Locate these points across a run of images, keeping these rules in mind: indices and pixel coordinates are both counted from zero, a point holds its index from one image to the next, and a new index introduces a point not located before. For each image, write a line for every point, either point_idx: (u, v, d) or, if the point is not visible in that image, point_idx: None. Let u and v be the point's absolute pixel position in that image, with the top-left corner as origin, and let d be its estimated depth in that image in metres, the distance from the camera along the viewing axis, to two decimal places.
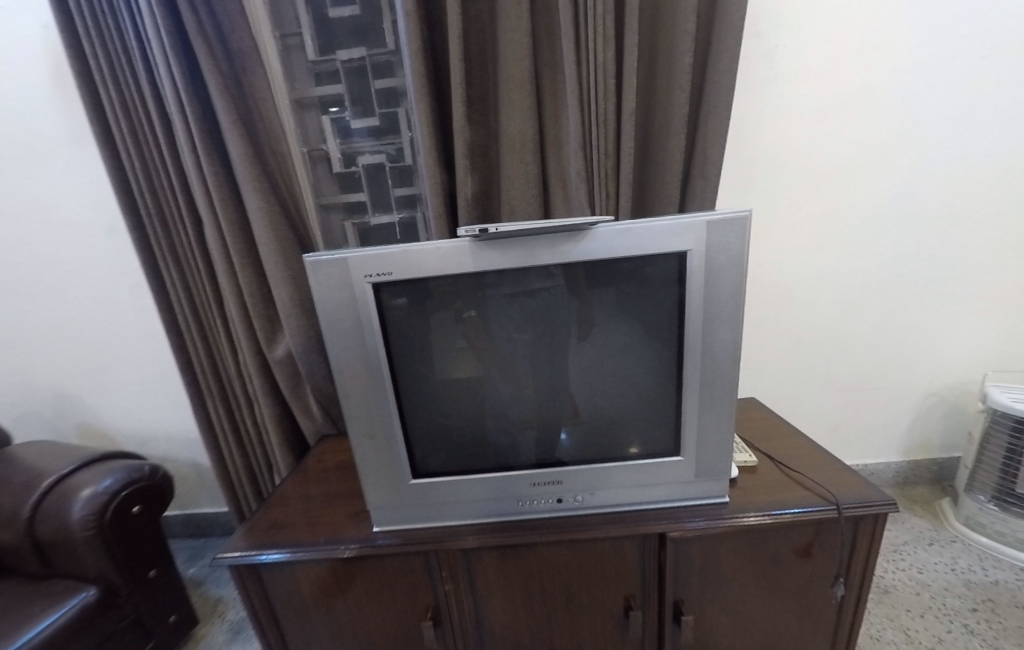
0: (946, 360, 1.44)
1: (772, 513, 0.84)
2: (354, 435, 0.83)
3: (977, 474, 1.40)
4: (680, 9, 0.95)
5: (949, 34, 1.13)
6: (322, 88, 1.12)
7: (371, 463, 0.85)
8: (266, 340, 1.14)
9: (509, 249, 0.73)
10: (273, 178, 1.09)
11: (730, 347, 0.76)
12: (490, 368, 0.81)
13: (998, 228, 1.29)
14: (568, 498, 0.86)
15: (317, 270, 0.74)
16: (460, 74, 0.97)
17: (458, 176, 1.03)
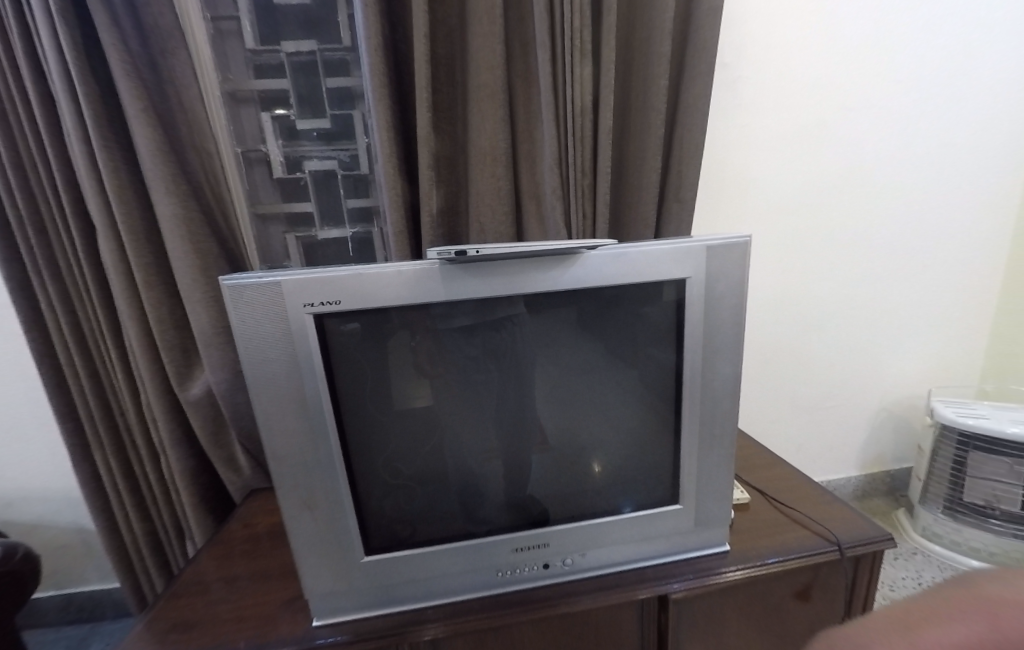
0: (892, 383, 1.51)
1: (776, 561, 0.77)
2: (287, 506, 0.67)
3: (929, 486, 1.42)
4: (655, 30, 0.92)
5: (886, 78, 1.21)
6: (261, 80, 1.01)
7: (311, 539, 0.68)
8: (177, 378, 0.94)
9: (488, 274, 0.63)
10: (193, 183, 0.92)
11: (731, 383, 0.71)
12: (461, 413, 0.70)
13: (929, 257, 1.39)
14: (554, 562, 0.75)
15: (241, 299, 0.59)
16: (425, 78, 0.87)
17: (423, 188, 0.92)
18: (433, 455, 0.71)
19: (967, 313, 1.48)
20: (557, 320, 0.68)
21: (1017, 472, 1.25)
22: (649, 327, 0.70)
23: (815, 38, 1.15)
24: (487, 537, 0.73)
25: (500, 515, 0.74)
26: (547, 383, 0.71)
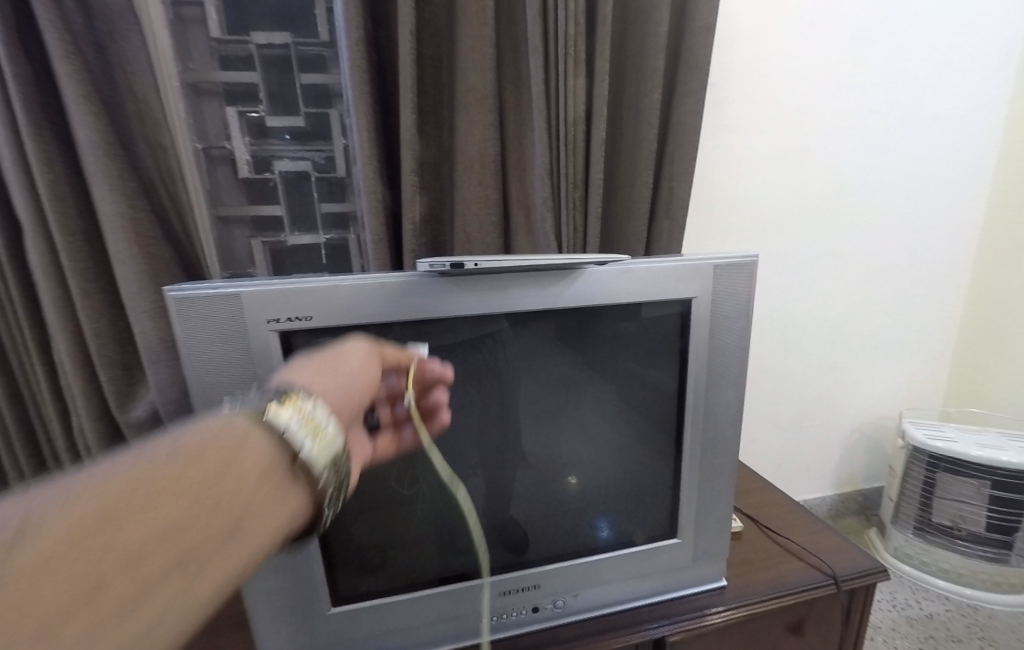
0: (867, 403, 1.54)
1: (773, 596, 0.76)
2: None
3: (901, 507, 1.42)
4: (650, 43, 0.90)
5: (864, 106, 1.24)
6: (227, 72, 0.93)
7: (269, 592, 0.61)
8: (117, 398, 0.83)
9: (487, 289, 0.60)
10: (143, 181, 0.83)
11: (733, 409, 0.71)
12: (444, 445, 0.65)
13: (901, 280, 1.43)
14: (545, 605, 0.72)
15: (190, 312, 0.51)
16: (410, 77, 0.82)
17: (405, 194, 0.86)
18: (401, 490, 0.65)
19: (934, 335, 1.52)
20: (533, 331, 0.64)
21: (983, 494, 1.26)
22: (635, 338, 0.68)
23: (799, 62, 1.17)
24: (473, 580, 0.68)
25: (476, 560, 0.69)
26: (529, 398, 0.67)
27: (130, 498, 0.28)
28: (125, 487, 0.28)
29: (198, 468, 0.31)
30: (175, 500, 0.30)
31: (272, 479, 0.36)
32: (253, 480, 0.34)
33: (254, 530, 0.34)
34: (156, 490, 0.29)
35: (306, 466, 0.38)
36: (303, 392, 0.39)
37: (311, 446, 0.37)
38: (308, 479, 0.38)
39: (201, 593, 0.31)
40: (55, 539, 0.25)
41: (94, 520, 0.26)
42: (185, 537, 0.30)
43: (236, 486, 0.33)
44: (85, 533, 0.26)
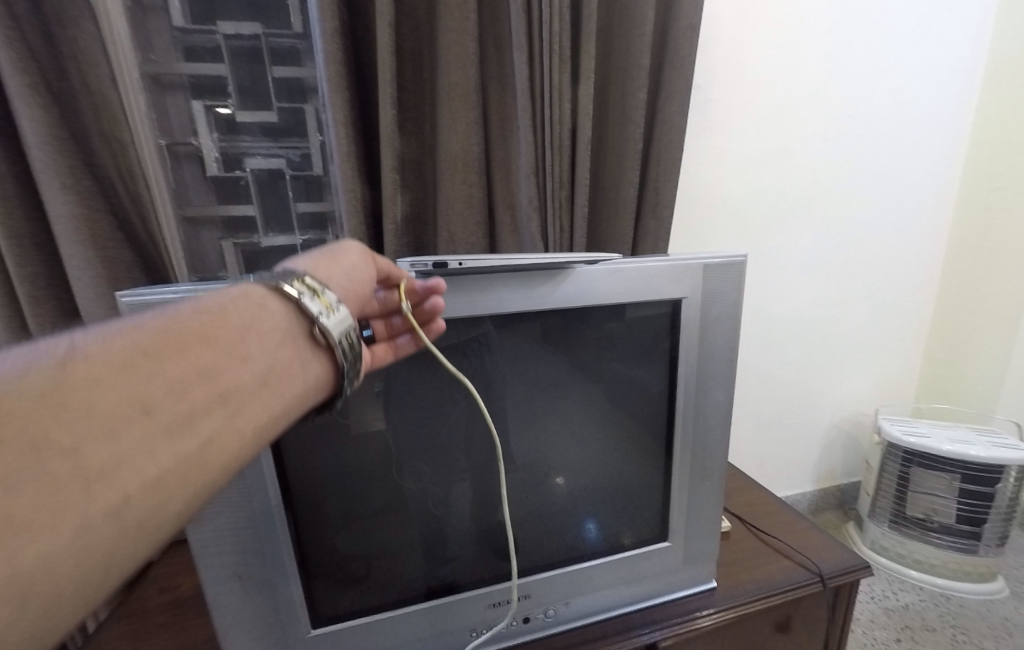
0: (846, 398, 1.57)
1: (762, 596, 0.76)
2: (212, 582, 0.56)
3: (877, 500, 1.45)
4: (636, 40, 0.89)
5: (843, 107, 1.26)
6: (193, 64, 0.88)
7: (244, 617, 0.58)
8: None
9: (473, 290, 0.58)
10: (101, 179, 0.78)
11: (723, 409, 0.71)
12: (429, 453, 0.63)
13: (878, 278, 1.46)
14: (535, 615, 0.70)
15: None
16: (390, 71, 0.79)
17: (386, 193, 0.83)
18: (383, 500, 0.62)
19: (909, 332, 1.56)
20: (520, 333, 0.63)
21: (953, 487, 1.29)
22: (622, 339, 0.67)
23: (781, 62, 1.17)
24: (462, 592, 0.67)
25: (463, 570, 0.67)
26: (516, 401, 0.65)
27: (167, 340, 0.32)
28: (161, 332, 0.32)
29: (225, 318, 0.36)
30: (205, 346, 0.34)
31: (290, 344, 0.40)
32: (271, 342, 0.39)
33: (281, 379, 0.38)
34: (187, 337, 0.33)
35: (321, 334, 0.42)
36: (306, 278, 0.43)
37: (327, 316, 0.42)
38: (325, 348, 0.43)
39: (242, 430, 0.35)
40: (110, 361, 0.29)
41: (140, 354, 0.30)
42: (220, 377, 0.34)
43: (256, 344, 0.37)
44: (134, 360, 0.30)
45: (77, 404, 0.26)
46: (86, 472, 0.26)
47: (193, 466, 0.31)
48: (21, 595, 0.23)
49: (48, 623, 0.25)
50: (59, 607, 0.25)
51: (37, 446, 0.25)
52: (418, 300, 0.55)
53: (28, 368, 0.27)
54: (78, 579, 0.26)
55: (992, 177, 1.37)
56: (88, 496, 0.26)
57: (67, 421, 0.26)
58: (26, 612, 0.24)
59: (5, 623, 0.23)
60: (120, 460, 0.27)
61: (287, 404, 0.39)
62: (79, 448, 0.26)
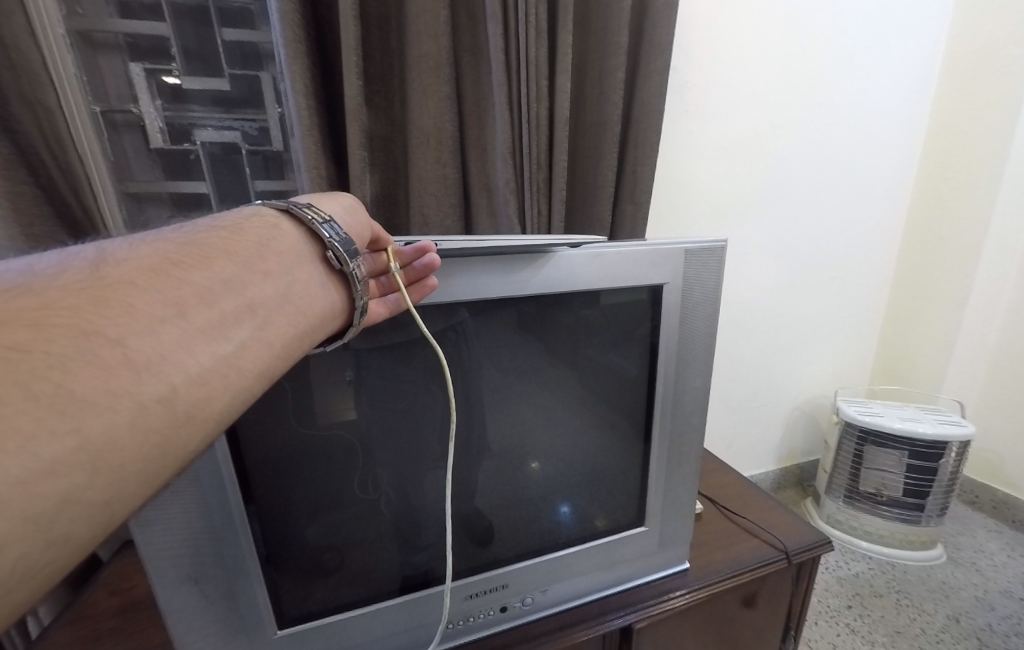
0: (809, 380, 1.63)
1: (731, 574, 0.79)
2: (168, 599, 0.52)
3: (834, 477, 1.53)
4: (615, 18, 0.86)
5: (811, 96, 1.28)
6: (129, 22, 0.80)
7: (203, 629, 0.55)
8: None
9: (449, 274, 0.55)
10: (20, 145, 0.69)
11: (700, 395, 0.71)
12: (405, 443, 0.61)
13: (839, 266, 1.51)
14: (513, 603, 0.70)
15: None
16: (354, 37, 0.73)
17: (354, 171, 0.78)
18: (355, 493, 0.60)
19: (866, 318, 1.63)
20: (498, 320, 0.60)
21: (902, 462, 1.37)
22: (600, 326, 0.66)
23: (755, 48, 1.17)
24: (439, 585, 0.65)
25: (440, 562, 0.66)
26: (493, 389, 0.63)
27: (190, 257, 0.36)
28: (184, 251, 0.36)
29: (236, 240, 0.40)
30: (225, 262, 0.37)
31: (306, 269, 0.43)
32: (287, 264, 0.42)
33: (299, 295, 0.42)
34: (209, 254, 0.37)
35: (334, 258, 0.45)
36: (314, 207, 0.47)
37: (335, 242, 0.45)
38: (339, 273, 0.46)
39: (271, 341, 0.38)
40: (142, 270, 0.32)
41: (167, 264, 0.34)
42: (245, 289, 0.37)
43: (274, 264, 0.40)
44: (167, 269, 0.33)
45: (118, 299, 0.30)
46: (132, 359, 0.28)
47: (229, 367, 0.33)
48: (90, 464, 0.25)
49: (118, 494, 0.27)
50: (125, 482, 0.27)
51: (87, 334, 0.27)
52: (407, 260, 0.52)
53: (75, 275, 0.31)
54: (138, 457, 0.28)
55: (945, 168, 1.44)
56: (140, 382, 0.28)
57: (110, 313, 0.29)
58: (97, 480, 0.26)
59: (80, 489, 0.25)
60: (163, 353, 0.29)
61: (308, 324, 0.42)
62: (123, 340, 0.28)
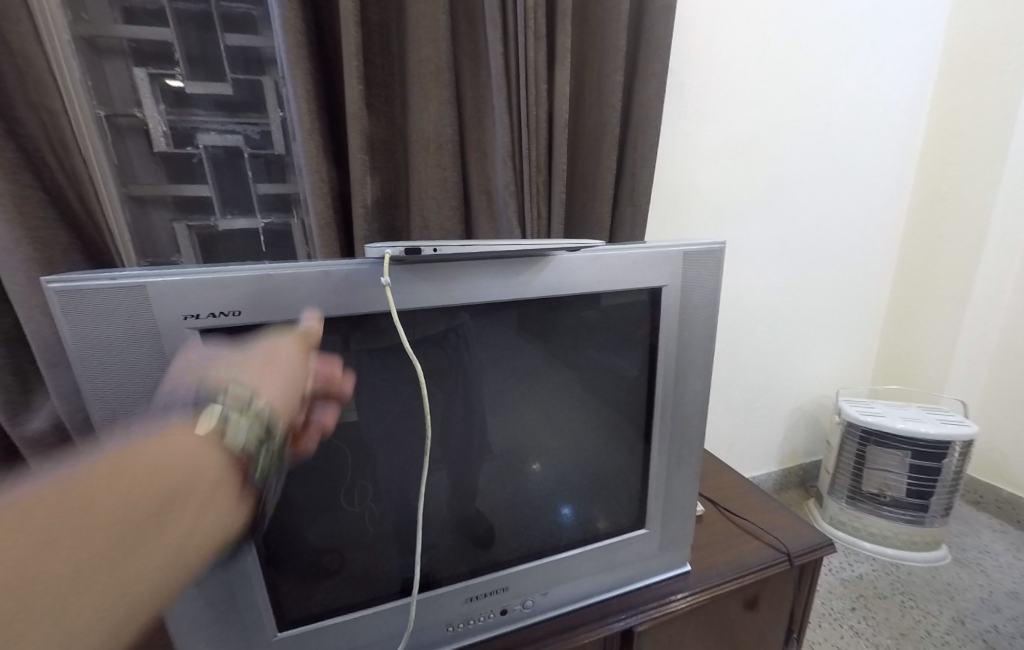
0: (810, 380, 1.63)
1: (733, 576, 0.79)
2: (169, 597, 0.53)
3: (836, 478, 1.52)
4: (613, 22, 0.87)
5: (809, 98, 1.28)
6: (133, 27, 0.81)
7: (205, 630, 0.55)
8: (5, 412, 0.74)
9: (450, 277, 0.55)
10: (26, 150, 0.70)
11: (700, 397, 0.71)
12: (405, 445, 0.61)
13: (839, 266, 1.50)
14: (514, 606, 0.70)
15: (78, 306, 0.44)
16: (355, 42, 0.74)
17: (354, 175, 0.78)
18: (355, 495, 0.60)
19: (867, 319, 1.63)
20: (497, 323, 0.61)
21: (905, 463, 1.37)
22: (599, 328, 0.66)
23: (752, 50, 1.18)
24: (439, 588, 0.65)
25: (440, 565, 0.66)
26: (493, 392, 0.63)
27: (93, 509, 0.34)
28: (87, 501, 0.34)
29: (154, 469, 0.38)
30: (132, 511, 0.36)
31: (221, 493, 0.41)
32: (200, 496, 0.40)
33: (200, 525, 0.40)
34: (118, 505, 0.35)
35: (250, 475, 0.43)
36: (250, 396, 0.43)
37: (259, 456, 0.43)
38: (251, 486, 0.44)
39: (144, 593, 0.36)
40: (29, 547, 0.31)
41: (60, 529, 0.33)
42: (137, 545, 0.36)
43: (187, 497, 0.39)
44: (47, 544, 0.32)
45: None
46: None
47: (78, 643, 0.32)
48: None
49: None
50: None
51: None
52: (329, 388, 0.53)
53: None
54: None
55: (944, 168, 1.44)
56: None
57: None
58: None
59: None
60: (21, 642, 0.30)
61: (198, 555, 0.40)
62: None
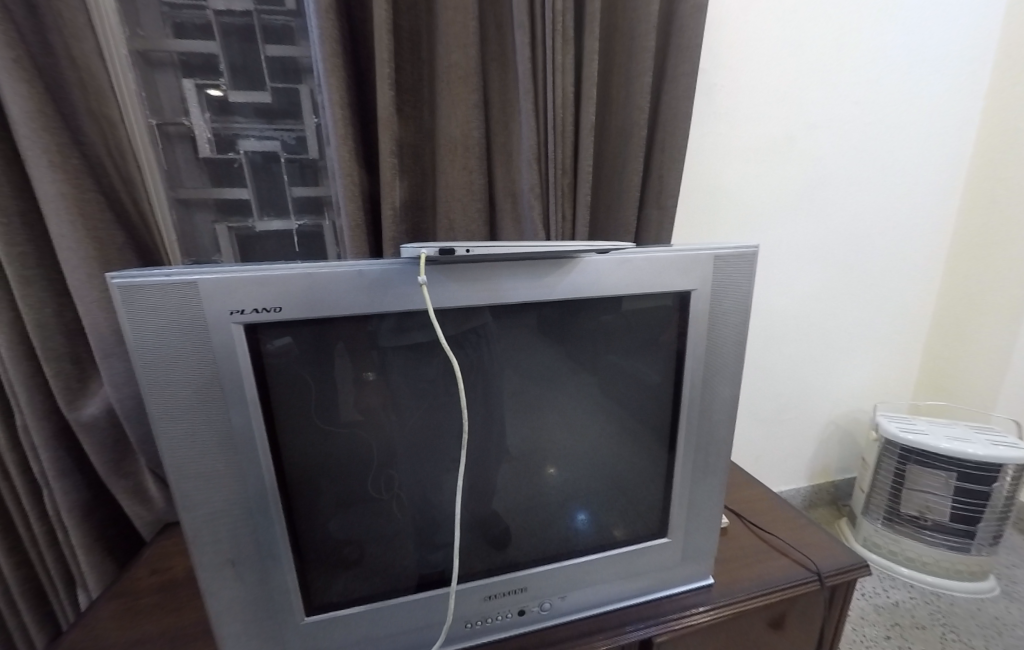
0: (844, 393, 1.56)
1: (758, 592, 0.77)
2: (209, 576, 0.56)
3: (872, 497, 1.45)
4: (641, 24, 0.87)
5: (847, 99, 1.24)
6: (183, 41, 0.86)
7: (239, 610, 0.58)
8: (65, 396, 0.78)
9: (476, 278, 0.56)
10: (88, 157, 0.76)
11: (728, 404, 0.70)
12: (427, 442, 0.62)
13: (878, 273, 1.44)
14: (530, 608, 0.70)
15: (136, 301, 0.47)
16: (387, 50, 0.76)
17: (384, 177, 0.81)
18: (378, 490, 0.62)
19: (908, 330, 1.55)
20: (521, 325, 0.61)
21: (949, 485, 1.29)
22: (623, 332, 0.66)
23: (787, 51, 1.15)
24: (458, 586, 0.66)
25: (459, 563, 0.67)
26: (514, 393, 0.64)
27: None
28: None
29: None
30: None
31: None
32: None
33: None
34: None
35: None
36: None
37: None
38: None
39: None
40: None
41: None
42: None
43: None
44: None
45: None
46: None
47: None
48: None
49: None
50: None
51: None
52: None
53: None
54: None
55: (996, 171, 1.36)
56: None
57: None
58: None
59: None
60: None
61: None
62: None
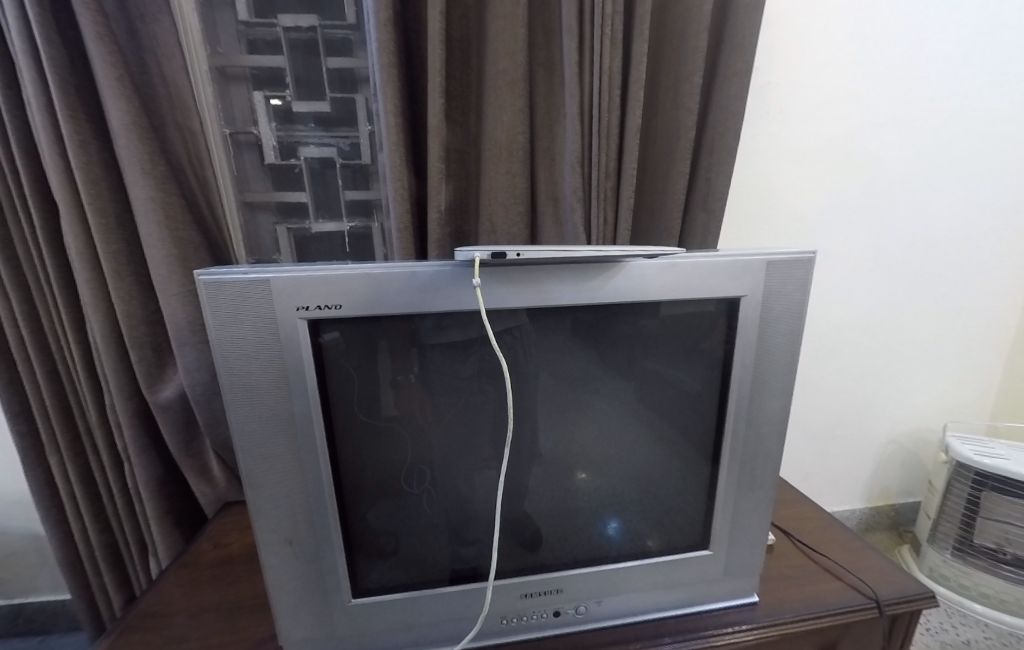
0: (908, 409, 1.44)
1: (807, 615, 0.72)
2: (268, 553, 0.60)
3: (940, 524, 1.33)
4: (693, 24, 0.85)
5: (919, 93, 1.15)
6: (254, 57, 0.93)
7: (292, 588, 0.62)
8: (146, 380, 0.86)
9: (522, 280, 0.57)
10: (172, 162, 0.84)
11: (777, 416, 0.67)
12: (470, 439, 0.64)
13: (950, 281, 1.32)
14: (566, 609, 0.70)
15: (216, 295, 0.52)
16: (439, 59, 0.79)
17: (431, 182, 0.84)
18: (422, 483, 0.64)
19: (986, 343, 1.42)
20: (564, 326, 0.62)
21: None
22: (668, 337, 0.65)
23: (851, 44, 1.09)
24: (496, 582, 0.67)
25: (497, 560, 0.68)
26: (554, 393, 0.65)
27: None
28: None
29: None
30: None
31: None
32: None
33: None
34: None
35: None
36: None
37: None
38: None
39: None
40: None
41: None
42: None
43: None
44: None
45: None
46: None
47: None
48: None
49: None
50: None
51: None
52: None
53: None
54: None
55: None
56: None
57: None
58: None
59: None
60: None
61: None
62: None
